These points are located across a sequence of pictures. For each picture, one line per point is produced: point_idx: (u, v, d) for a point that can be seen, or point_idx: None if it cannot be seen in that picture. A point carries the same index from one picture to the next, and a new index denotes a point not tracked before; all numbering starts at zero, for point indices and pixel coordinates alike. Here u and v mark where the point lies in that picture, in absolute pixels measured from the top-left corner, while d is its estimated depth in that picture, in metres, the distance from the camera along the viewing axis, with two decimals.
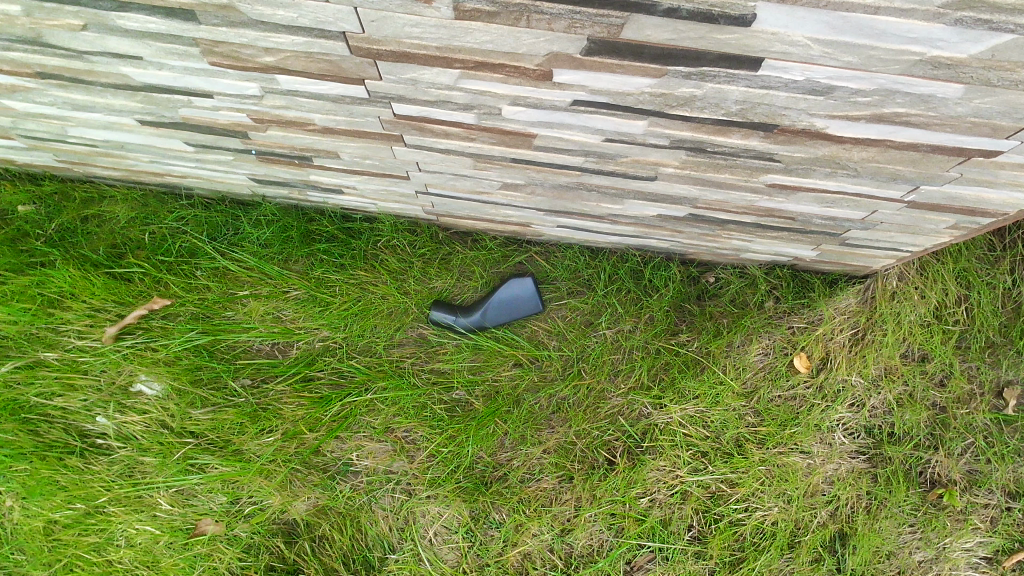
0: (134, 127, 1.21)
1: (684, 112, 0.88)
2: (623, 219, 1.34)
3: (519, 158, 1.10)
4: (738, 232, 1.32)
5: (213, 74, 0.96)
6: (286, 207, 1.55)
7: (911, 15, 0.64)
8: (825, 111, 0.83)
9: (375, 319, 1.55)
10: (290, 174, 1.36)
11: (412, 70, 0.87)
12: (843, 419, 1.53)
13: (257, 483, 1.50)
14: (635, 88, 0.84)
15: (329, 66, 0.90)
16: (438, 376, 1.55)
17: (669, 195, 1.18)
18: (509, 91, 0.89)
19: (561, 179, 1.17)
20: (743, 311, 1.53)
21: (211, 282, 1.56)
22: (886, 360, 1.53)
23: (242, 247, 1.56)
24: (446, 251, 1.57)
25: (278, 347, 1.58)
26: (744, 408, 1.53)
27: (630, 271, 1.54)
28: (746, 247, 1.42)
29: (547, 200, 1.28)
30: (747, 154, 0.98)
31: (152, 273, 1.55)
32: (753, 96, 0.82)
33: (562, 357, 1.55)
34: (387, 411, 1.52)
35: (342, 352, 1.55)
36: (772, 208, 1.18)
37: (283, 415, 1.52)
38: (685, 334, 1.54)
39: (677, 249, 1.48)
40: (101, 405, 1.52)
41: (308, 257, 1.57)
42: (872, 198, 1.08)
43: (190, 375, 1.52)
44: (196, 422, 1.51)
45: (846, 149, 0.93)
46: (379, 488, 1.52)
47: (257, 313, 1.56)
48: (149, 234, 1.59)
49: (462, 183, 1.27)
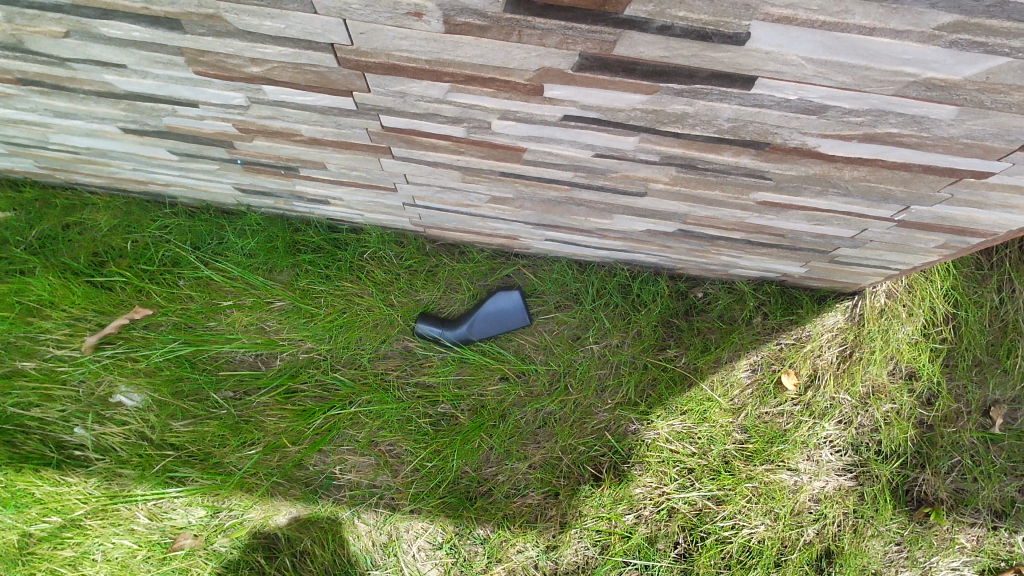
0: (117, 134, 1.20)
1: (675, 129, 0.87)
2: (612, 233, 1.33)
3: (508, 172, 1.09)
4: (727, 248, 1.32)
5: (199, 83, 0.95)
6: (271, 217, 1.53)
7: (906, 36, 0.64)
8: (817, 130, 0.83)
9: (361, 330, 1.54)
10: (275, 184, 1.35)
11: (402, 83, 0.86)
12: (829, 436, 1.52)
13: (238, 496, 1.47)
14: (627, 104, 0.83)
15: (316, 77, 0.88)
16: (423, 390, 1.52)
17: (659, 211, 1.17)
18: (498, 106, 0.88)
19: (550, 193, 1.16)
20: (732, 326, 1.53)
21: (193, 292, 1.54)
22: (873, 378, 1.53)
23: (225, 257, 1.54)
24: (433, 264, 1.56)
25: (261, 358, 1.55)
26: (731, 424, 1.52)
27: (618, 285, 1.54)
28: (734, 263, 1.42)
29: (536, 213, 1.27)
30: (738, 171, 0.97)
31: (134, 282, 1.53)
32: (745, 114, 0.81)
33: (549, 371, 1.53)
34: (371, 424, 1.50)
35: (326, 364, 1.53)
36: (762, 225, 1.18)
37: (264, 428, 1.50)
38: (673, 349, 1.53)
39: (665, 262, 1.47)
40: (79, 416, 1.49)
41: (293, 268, 1.55)
42: (862, 216, 1.07)
43: (171, 386, 1.50)
44: (176, 434, 1.49)
45: (838, 168, 0.92)
46: (362, 502, 1.49)
47: (240, 324, 1.54)
48: (132, 243, 1.56)
49: (450, 196, 1.26)
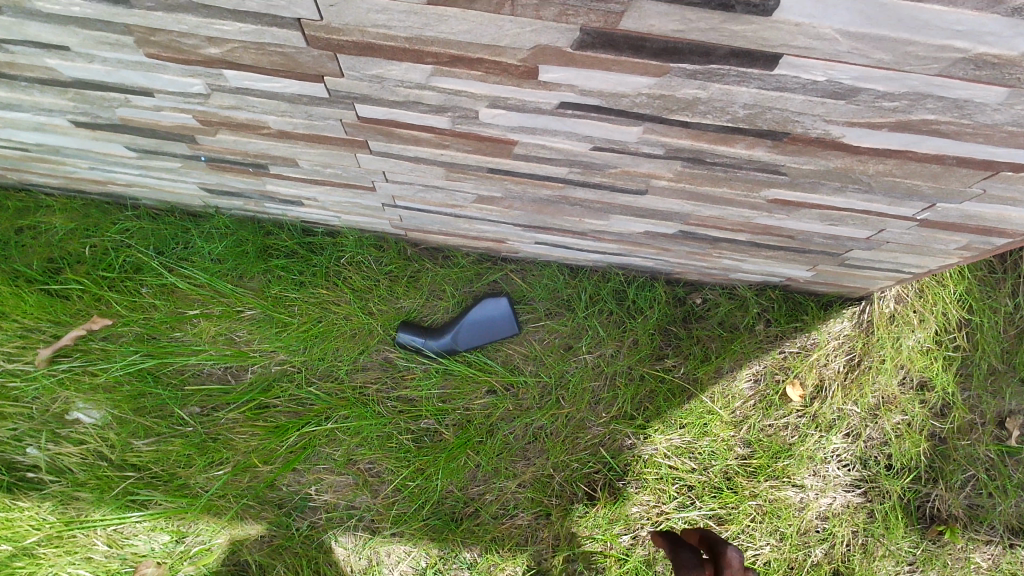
0: (67, 129, 1.09)
1: (684, 117, 0.78)
2: (608, 235, 1.24)
3: (496, 168, 1.00)
4: (730, 250, 1.23)
5: (152, 68, 0.85)
6: (240, 219, 1.43)
7: (961, 3, 0.55)
8: (844, 117, 0.74)
9: (338, 341, 1.43)
10: (243, 184, 1.25)
11: (378, 66, 0.77)
12: (837, 450, 1.43)
13: (204, 521, 1.37)
14: (631, 89, 0.74)
15: (283, 60, 0.79)
16: (405, 405, 1.43)
17: (659, 210, 1.08)
18: (487, 92, 0.79)
19: (542, 192, 1.07)
20: (733, 334, 1.44)
21: (157, 300, 1.43)
22: (882, 389, 1.44)
23: (191, 263, 1.44)
24: (414, 269, 1.46)
25: (230, 372, 1.44)
26: (733, 438, 1.43)
27: (612, 291, 1.44)
28: (737, 267, 1.33)
29: (526, 214, 1.18)
30: (750, 165, 0.88)
31: (92, 290, 1.42)
32: (764, 99, 0.72)
33: (539, 384, 1.43)
34: (349, 441, 1.40)
35: (300, 377, 1.42)
36: (770, 226, 1.09)
37: (233, 447, 1.39)
38: (672, 358, 1.44)
39: (663, 267, 1.38)
40: (32, 435, 1.38)
41: (265, 274, 1.45)
42: (882, 215, 0.99)
43: (133, 403, 1.39)
44: (138, 454, 1.38)
45: (861, 161, 0.83)
46: (339, 526, 1.39)
47: (207, 335, 1.43)
48: (90, 248, 1.45)
49: (433, 196, 1.16)
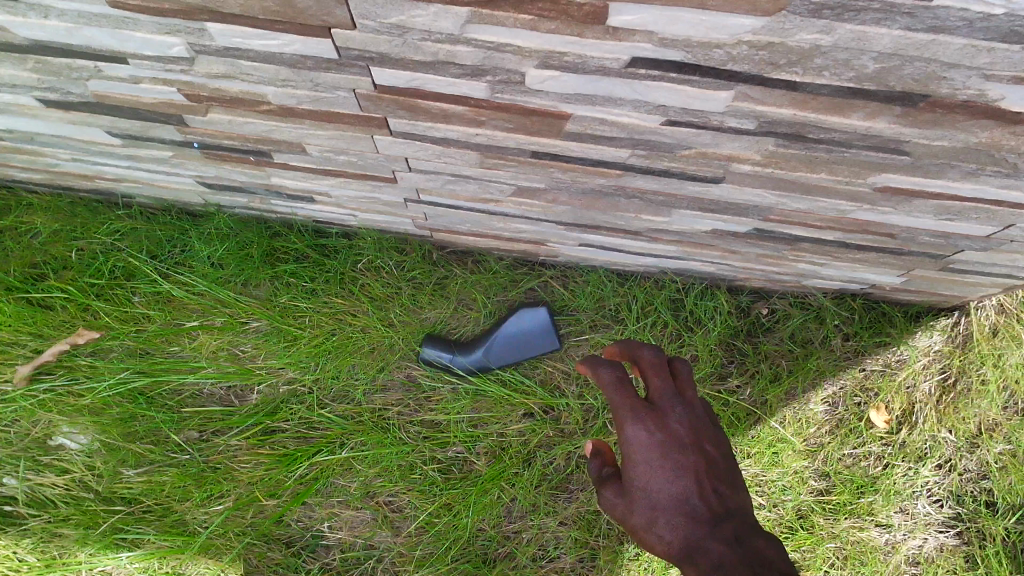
0: (37, 110, 0.93)
1: (793, 75, 0.60)
2: (667, 235, 1.06)
3: (542, 152, 0.82)
4: (811, 252, 1.05)
5: (119, 23, 0.68)
6: (245, 218, 1.26)
7: None
8: (1012, 72, 0.56)
9: (354, 356, 1.26)
10: (245, 176, 1.08)
11: (397, 11, 0.60)
12: (928, 484, 1.24)
13: (200, 564, 1.22)
14: (729, 36, 0.56)
15: (276, 5, 0.62)
16: (430, 430, 1.26)
17: (735, 203, 0.91)
18: (537, 45, 0.61)
19: (595, 181, 0.89)
20: (807, 350, 1.26)
21: (151, 311, 1.27)
22: (982, 413, 1.25)
23: (190, 269, 1.28)
24: (441, 274, 1.29)
25: (234, 392, 1.28)
26: (807, 470, 1.25)
27: (666, 299, 1.26)
28: (814, 272, 1.15)
29: (572, 209, 1.00)
30: (864, 143, 0.70)
31: (78, 299, 1.26)
32: (909, 46, 0.54)
33: (584, 407, 1.26)
34: (366, 472, 1.24)
35: (312, 398, 1.26)
36: (869, 222, 0.91)
37: (235, 478, 1.23)
38: (736, 378, 1.26)
39: (727, 272, 1.20)
40: (10, 463, 1.22)
41: (272, 281, 1.28)
42: (1017, 206, 0.80)
43: (122, 427, 1.23)
44: (128, 485, 1.22)
45: (1015, 134, 0.65)
46: (356, 567, 1.24)
47: (206, 350, 1.27)
48: (77, 252, 1.29)
49: (463, 188, 0.99)
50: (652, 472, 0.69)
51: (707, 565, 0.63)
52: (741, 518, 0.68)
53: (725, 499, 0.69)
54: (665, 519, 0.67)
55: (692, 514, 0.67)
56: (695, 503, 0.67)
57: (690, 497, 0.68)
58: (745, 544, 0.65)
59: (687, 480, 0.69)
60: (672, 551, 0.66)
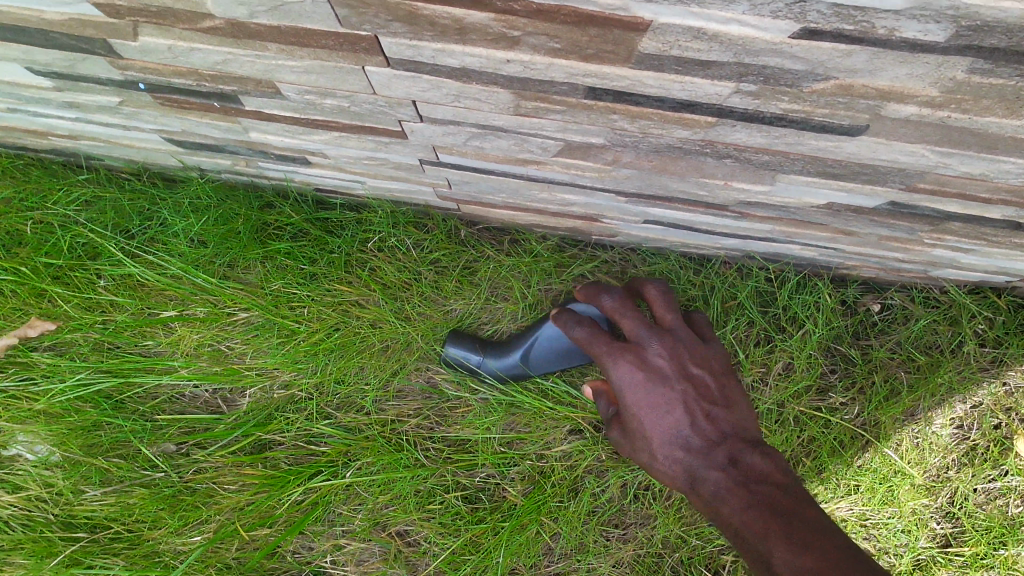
0: None
1: None
2: (762, 210, 0.80)
3: (601, 90, 0.55)
4: (959, 234, 0.78)
5: None
6: (232, 184, 1.03)
7: None
8: None
9: (362, 357, 1.04)
10: (217, 131, 0.85)
11: None
12: None
13: None
14: None
15: None
16: (454, 450, 1.04)
17: (872, 169, 0.64)
18: None
19: (671, 137, 0.63)
20: (933, 359, 1.01)
21: (119, 297, 1.05)
22: None
23: (167, 247, 1.06)
24: (470, 257, 1.05)
25: (220, 396, 1.07)
26: (928, 511, 1.02)
27: (753, 291, 1.01)
28: (952, 260, 0.88)
29: (638, 174, 0.74)
30: None
31: (29, 282, 1.04)
32: None
33: None
34: (375, 500, 1.02)
35: (313, 407, 1.04)
36: None
37: (217, 504, 1.01)
38: (840, 393, 1.02)
39: (831, 259, 0.93)
40: None
41: (265, 263, 1.05)
42: None
43: (82, 439, 1.02)
44: (90, 509, 1.01)
45: None
46: None
47: (186, 345, 1.05)
48: (31, 225, 1.07)
49: (492, 145, 0.74)
50: (644, 411, 0.70)
51: (707, 494, 0.66)
52: (737, 436, 0.70)
53: (719, 420, 0.70)
54: (664, 453, 0.69)
55: (689, 446, 0.69)
56: (688, 435, 0.69)
57: (682, 427, 0.69)
58: (741, 464, 0.67)
59: (678, 412, 0.69)
60: (677, 481, 0.69)
